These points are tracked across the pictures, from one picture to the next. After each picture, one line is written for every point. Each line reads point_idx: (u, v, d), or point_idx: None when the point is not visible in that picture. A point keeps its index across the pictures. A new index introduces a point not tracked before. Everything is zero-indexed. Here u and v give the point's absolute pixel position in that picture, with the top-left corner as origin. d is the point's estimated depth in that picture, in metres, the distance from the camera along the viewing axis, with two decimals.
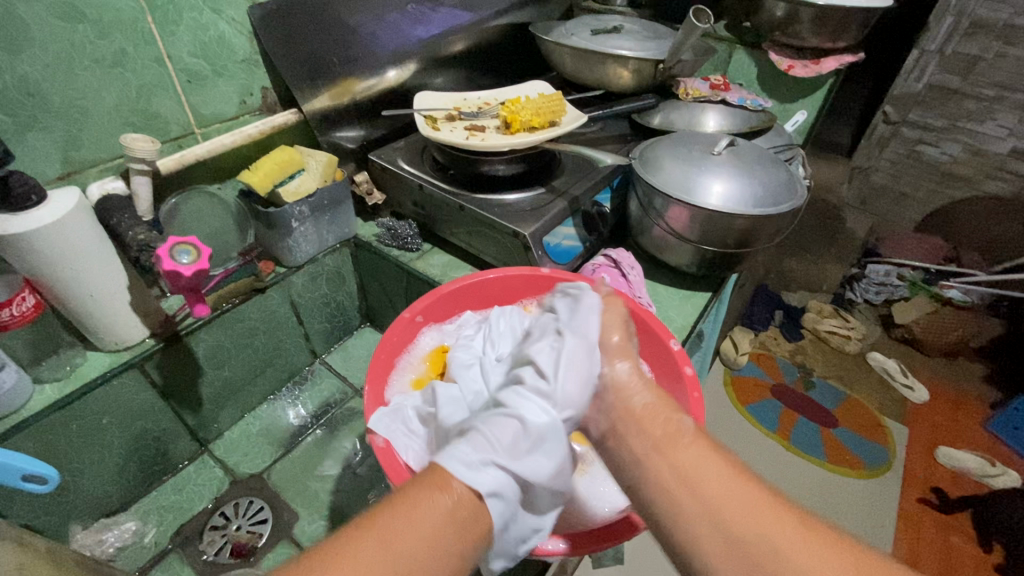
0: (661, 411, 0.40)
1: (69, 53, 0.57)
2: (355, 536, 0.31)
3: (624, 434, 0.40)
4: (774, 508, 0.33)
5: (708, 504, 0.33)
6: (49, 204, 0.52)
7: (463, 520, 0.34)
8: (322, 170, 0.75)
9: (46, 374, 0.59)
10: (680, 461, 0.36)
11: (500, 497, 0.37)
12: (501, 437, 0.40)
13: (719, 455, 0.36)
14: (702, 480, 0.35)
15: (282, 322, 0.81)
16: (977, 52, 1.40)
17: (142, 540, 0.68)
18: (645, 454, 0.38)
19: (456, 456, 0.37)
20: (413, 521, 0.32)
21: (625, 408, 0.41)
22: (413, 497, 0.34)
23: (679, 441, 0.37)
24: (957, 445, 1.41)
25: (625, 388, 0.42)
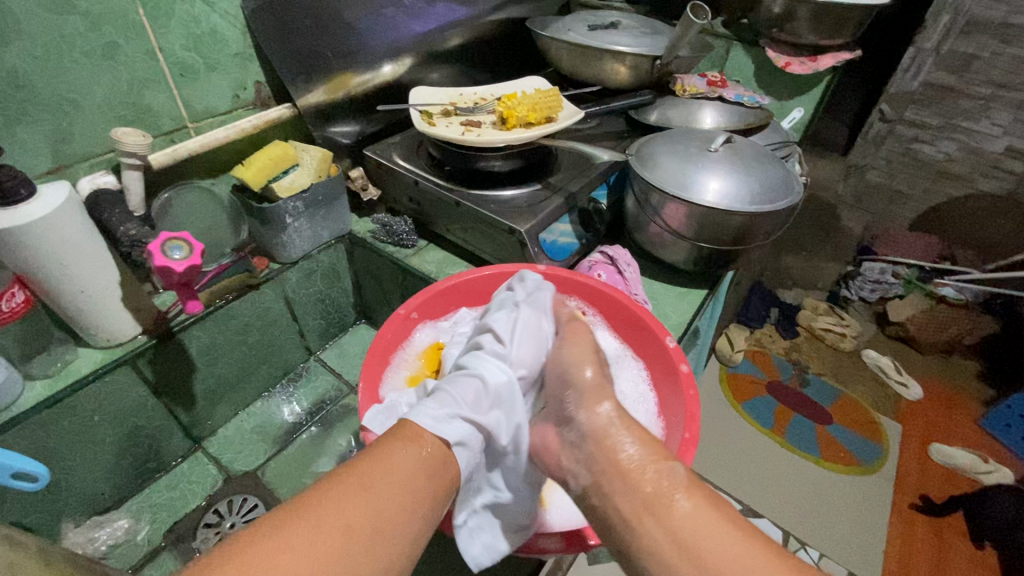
0: (649, 460, 0.39)
1: (59, 45, 0.56)
2: (337, 484, 0.34)
3: (612, 489, 0.39)
4: (770, 561, 0.33)
5: (705, 569, 0.33)
6: (39, 198, 0.51)
7: (432, 467, 0.39)
8: (316, 166, 0.73)
9: (36, 371, 0.59)
10: (673, 523, 0.35)
11: (465, 446, 0.42)
12: (465, 395, 0.45)
13: (710, 507, 0.36)
14: (697, 542, 0.34)
15: (276, 318, 0.80)
16: (974, 50, 1.41)
17: (135, 538, 0.68)
18: (635, 514, 0.37)
19: (425, 414, 0.42)
20: (388, 472, 0.36)
21: (612, 460, 0.40)
22: (389, 451, 0.37)
23: (670, 499, 0.37)
24: (950, 441, 1.42)
25: (611, 435, 0.41)
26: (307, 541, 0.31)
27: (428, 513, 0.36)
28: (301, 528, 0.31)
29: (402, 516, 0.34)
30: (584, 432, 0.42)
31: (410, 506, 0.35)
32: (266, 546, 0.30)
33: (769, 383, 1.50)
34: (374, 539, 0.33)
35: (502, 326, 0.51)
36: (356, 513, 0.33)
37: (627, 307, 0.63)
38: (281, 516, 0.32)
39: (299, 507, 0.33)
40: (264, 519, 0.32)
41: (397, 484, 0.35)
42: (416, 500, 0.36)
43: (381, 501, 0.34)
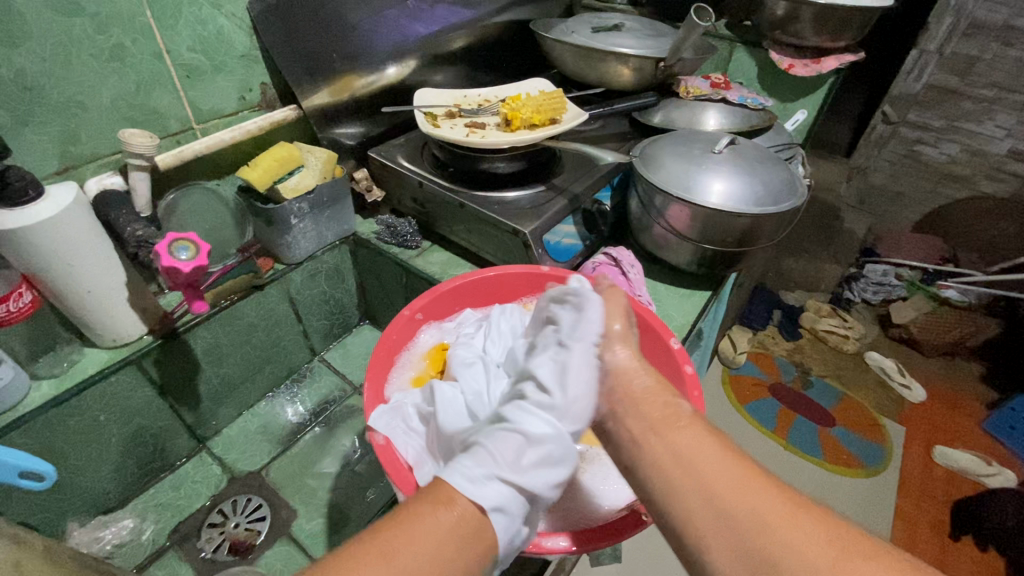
0: (659, 391, 0.38)
1: (67, 47, 0.56)
2: (357, 552, 0.30)
3: (620, 415, 0.38)
4: (774, 487, 0.31)
5: (701, 483, 0.32)
6: (47, 199, 0.51)
7: (465, 537, 0.33)
8: (321, 167, 0.74)
9: (43, 371, 0.59)
10: (674, 440, 0.34)
11: (504, 513, 0.36)
12: (505, 454, 0.38)
13: (716, 437, 0.34)
14: (698, 460, 0.33)
15: (280, 319, 0.81)
16: (977, 53, 1.41)
17: (140, 537, 0.68)
18: (638, 438, 0.36)
19: (458, 475, 0.36)
20: (415, 540, 0.31)
21: (621, 388, 0.39)
22: (416, 515, 0.33)
23: (675, 422, 0.35)
24: (953, 444, 1.41)
25: (622, 372, 0.40)
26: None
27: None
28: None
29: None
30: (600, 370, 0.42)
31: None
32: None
33: (772, 385, 1.50)
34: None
35: (551, 373, 0.42)
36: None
37: (631, 306, 0.64)
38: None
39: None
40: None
41: (424, 555, 0.31)
42: (445, 574, 0.31)
43: (407, 575, 0.30)
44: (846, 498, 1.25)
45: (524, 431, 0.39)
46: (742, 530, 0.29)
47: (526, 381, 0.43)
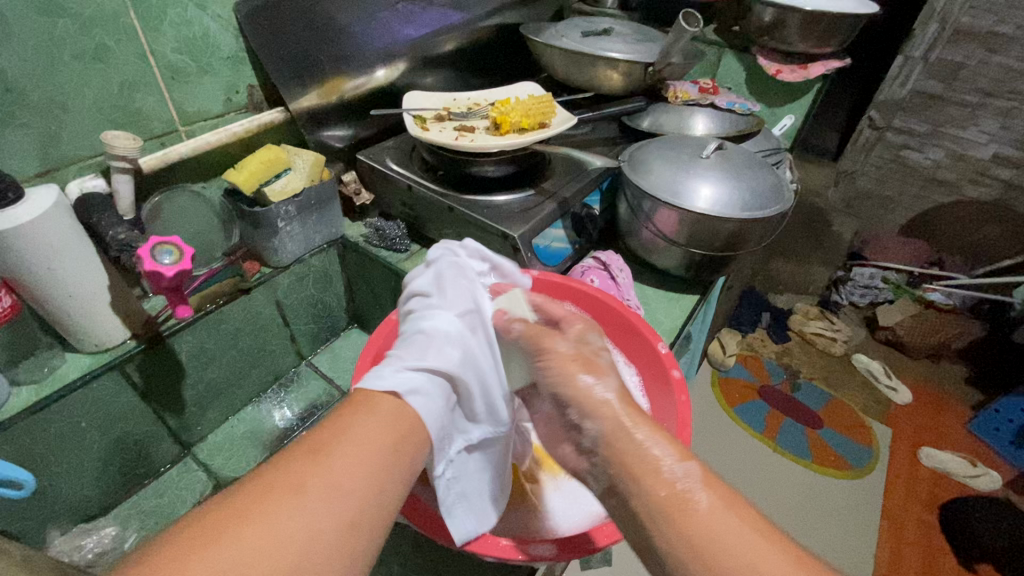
0: (665, 459, 0.37)
1: (49, 48, 0.55)
2: (289, 455, 0.33)
3: (631, 493, 0.36)
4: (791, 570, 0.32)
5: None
6: (27, 202, 0.50)
7: (392, 426, 0.37)
8: (309, 170, 0.74)
9: (23, 377, 0.58)
10: (695, 531, 0.33)
11: (421, 393, 0.40)
12: (410, 349, 0.45)
13: (730, 515, 0.34)
14: (722, 555, 0.32)
15: (267, 322, 0.80)
16: (961, 59, 1.44)
17: (122, 545, 0.67)
18: (652, 523, 0.35)
19: (375, 377, 0.40)
20: (344, 436, 0.35)
21: (628, 455, 0.37)
22: (343, 416, 0.37)
23: (691, 503, 0.34)
24: (939, 445, 1.43)
25: (625, 437, 0.38)
26: (259, 511, 0.30)
27: (394, 472, 0.35)
28: (253, 499, 0.30)
29: (363, 478, 0.33)
30: (595, 435, 0.39)
31: (370, 466, 0.34)
32: (216, 518, 0.29)
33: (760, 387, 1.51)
34: (330, 500, 0.31)
35: (424, 282, 0.51)
36: (310, 476, 0.32)
37: (619, 312, 0.64)
38: (233, 494, 0.31)
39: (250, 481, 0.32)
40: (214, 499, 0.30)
41: (355, 450, 0.34)
42: (375, 457, 0.35)
43: (337, 464, 0.33)
44: (833, 498, 1.27)
45: (420, 327, 0.47)
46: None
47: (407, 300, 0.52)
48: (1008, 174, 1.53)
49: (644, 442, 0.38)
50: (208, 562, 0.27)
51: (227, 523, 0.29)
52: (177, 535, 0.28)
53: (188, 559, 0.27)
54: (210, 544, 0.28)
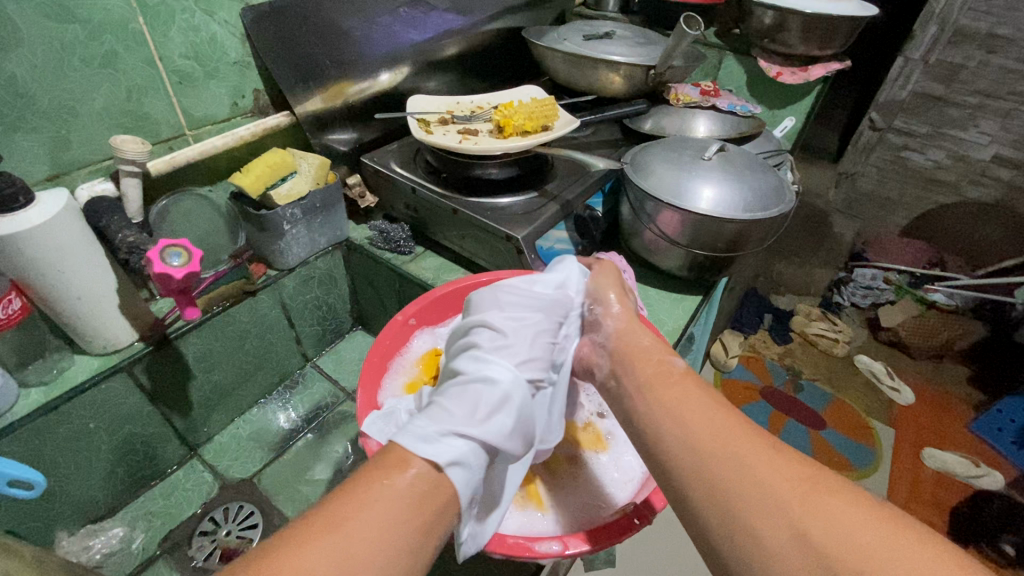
0: (664, 353, 0.45)
1: (59, 54, 0.56)
2: (309, 526, 0.32)
3: (628, 370, 0.44)
4: (750, 431, 0.36)
5: (693, 416, 0.38)
6: (37, 205, 0.51)
7: (424, 498, 0.36)
8: (314, 173, 0.75)
9: (32, 378, 0.59)
10: (666, 391, 0.40)
11: (461, 467, 0.39)
12: (464, 405, 0.43)
13: (703, 388, 0.40)
14: (693, 403, 0.39)
15: (272, 325, 0.80)
16: (961, 60, 1.46)
17: (130, 546, 0.67)
18: (637, 388, 0.42)
19: (420, 440, 0.39)
20: (368, 514, 0.33)
21: (633, 350, 0.46)
22: (369, 483, 0.35)
23: (677, 376, 0.42)
24: (943, 446, 1.43)
25: (631, 342, 0.47)
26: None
27: (411, 554, 0.33)
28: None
29: (377, 562, 0.31)
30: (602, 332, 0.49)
31: (389, 548, 0.32)
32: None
33: (763, 389, 1.51)
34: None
35: (504, 320, 0.49)
36: (321, 557, 0.30)
37: None
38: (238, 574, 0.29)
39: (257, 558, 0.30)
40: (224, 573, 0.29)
41: (372, 529, 0.33)
42: (399, 538, 0.33)
43: (353, 543, 0.31)
44: None
45: (484, 379, 0.45)
46: (726, 459, 0.35)
47: (477, 330, 0.50)
48: (1008, 174, 1.53)
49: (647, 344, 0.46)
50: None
51: None
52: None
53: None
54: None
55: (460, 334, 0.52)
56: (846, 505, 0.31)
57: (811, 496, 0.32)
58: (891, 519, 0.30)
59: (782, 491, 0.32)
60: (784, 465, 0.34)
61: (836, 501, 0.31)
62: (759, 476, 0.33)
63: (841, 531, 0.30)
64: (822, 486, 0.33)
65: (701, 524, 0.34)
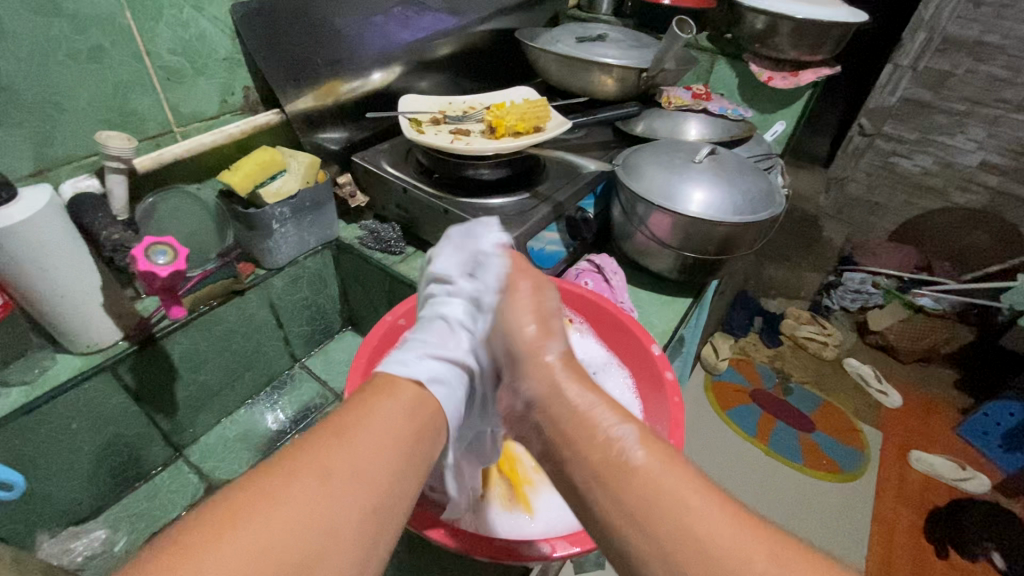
0: (608, 424, 0.36)
1: (44, 48, 0.55)
2: (317, 435, 0.33)
3: (571, 454, 0.36)
4: (741, 527, 0.31)
5: (678, 537, 0.31)
6: (19, 202, 0.50)
7: (421, 414, 0.38)
8: (304, 171, 0.74)
9: (14, 377, 0.58)
10: (630, 490, 0.33)
11: (442, 384, 0.42)
12: (433, 337, 0.46)
13: (665, 468, 0.34)
14: (668, 513, 0.31)
15: (261, 324, 0.79)
16: (949, 68, 1.48)
17: (112, 548, 0.66)
18: (594, 488, 0.34)
19: (401, 364, 0.41)
20: (371, 424, 0.35)
21: (577, 422, 0.37)
22: (367, 401, 0.37)
23: (633, 466, 0.34)
24: (929, 448, 1.44)
25: (569, 407, 0.38)
26: (284, 493, 0.29)
27: (415, 463, 0.35)
28: (275, 483, 0.30)
29: (387, 468, 0.33)
30: (530, 399, 0.41)
31: (393, 453, 0.34)
32: (242, 497, 0.29)
33: (752, 391, 1.52)
34: (353, 487, 0.31)
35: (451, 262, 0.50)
36: (334, 460, 0.32)
37: (613, 313, 0.64)
38: (255, 476, 0.30)
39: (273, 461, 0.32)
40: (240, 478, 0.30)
41: (378, 435, 0.34)
42: (397, 446, 0.34)
43: (362, 449, 0.33)
44: (825, 502, 1.28)
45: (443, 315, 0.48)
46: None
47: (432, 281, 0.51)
48: (995, 180, 1.56)
49: (584, 405, 0.38)
50: (236, 541, 0.27)
51: (250, 505, 0.28)
52: (205, 512, 0.28)
53: (213, 539, 0.27)
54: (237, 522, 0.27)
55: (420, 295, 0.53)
56: None
57: None
58: None
59: None
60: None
61: None
62: None
63: None
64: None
65: None
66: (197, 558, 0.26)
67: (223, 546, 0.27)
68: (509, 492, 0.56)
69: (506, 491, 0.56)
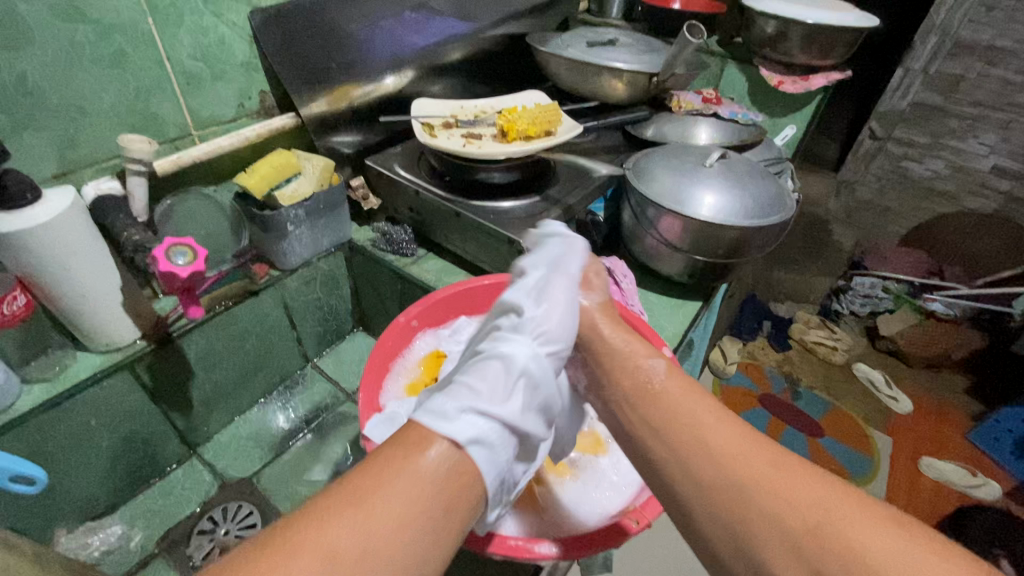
0: (642, 359, 0.47)
1: (69, 53, 0.57)
2: (332, 500, 0.33)
3: (611, 381, 0.47)
4: (745, 436, 0.40)
5: (686, 434, 0.40)
6: (43, 203, 0.51)
7: (454, 482, 0.36)
8: (318, 175, 0.75)
9: (35, 374, 0.59)
10: (653, 402, 0.43)
11: (482, 444, 0.39)
12: (489, 384, 0.43)
13: (685, 391, 0.44)
14: (682, 418, 0.41)
15: (274, 325, 0.81)
16: (961, 72, 1.47)
17: (128, 544, 0.67)
18: (626, 406, 0.45)
19: (441, 416, 0.39)
20: (390, 492, 0.34)
21: (616, 356, 0.48)
22: (390, 462, 0.35)
23: (659, 387, 0.44)
24: (941, 454, 1.43)
25: (612, 346, 0.49)
26: (286, 574, 0.29)
27: (429, 543, 0.33)
28: (281, 559, 0.29)
29: (398, 549, 0.32)
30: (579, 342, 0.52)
31: (408, 529, 0.33)
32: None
33: (761, 396, 1.51)
34: (360, 570, 0.30)
35: (520, 297, 0.49)
36: (343, 541, 0.31)
37: (623, 315, 0.65)
38: (263, 546, 0.30)
39: (280, 533, 0.31)
40: (249, 544, 0.30)
41: (393, 508, 0.33)
42: (417, 523, 0.33)
43: (379, 522, 0.32)
44: None
45: (508, 359, 0.44)
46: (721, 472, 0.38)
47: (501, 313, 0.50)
48: (1008, 185, 1.55)
49: (625, 347, 0.49)
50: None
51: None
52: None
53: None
54: None
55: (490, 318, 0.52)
56: (852, 512, 0.34)
57: (816, 502, 0.35)
58: (879, 518, 0.33)
59: (783, 501, 0.35)
60: (781, 473, 0.36)
61: (841, 507, 0.34)
62: (759, 488, 0.36)
63: (841, 537, 0.32)
64: (822, 493, 0.35)
65: (702, 534, 0.37)
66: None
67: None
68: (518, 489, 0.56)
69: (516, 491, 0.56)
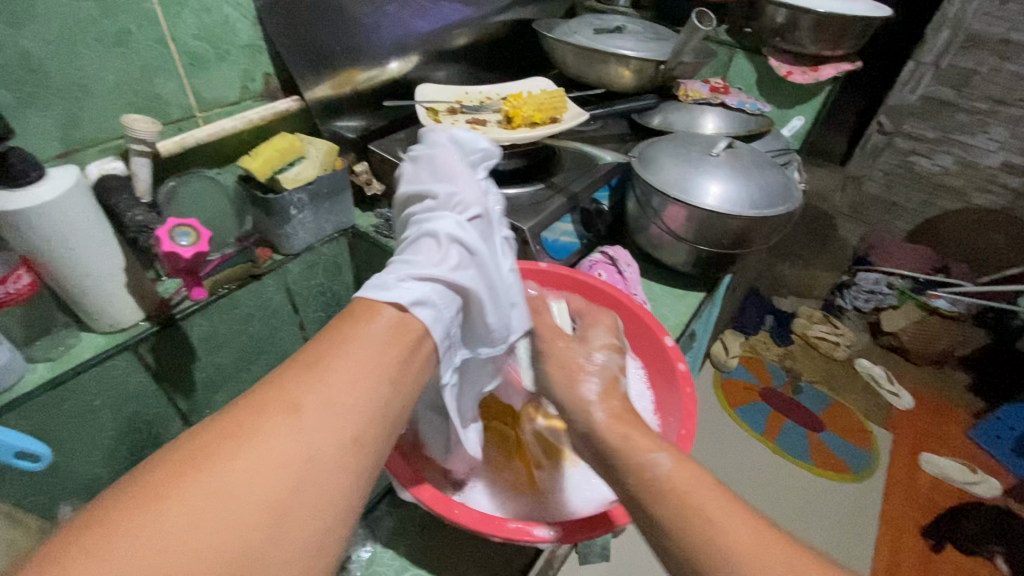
0: (641, 449, 0.38)
1: (72, 31, 0.56)
2: (284, 371, 0.32)
3: (614, 479, 0.39)
4: (773, 542, 0.32)
5: (706, 552, 0.33)
6: (47, 181, 0.51)
7: (403, 342, 0.36)
8: (322, 159, 0.74)
9: (39, 354, 0.60)
10: (665, 511, 0.35)
11: (427, 305, 0.39)
12: (423, 257, 0.43)
13: (697, 485, 0.35)
14: (696, 528, 0.33)
15: (277, 309, 0.81)
16: (973, 65, 1.46)
17: None
18: (635, 508, 0.37)
19: (380, 288, 0.39)
20: (340, 356, 0.33)
21: (614, 446, 0.40)
22: (337, 332, 0.35)
23: (667, 489, 0.36)
24: (941, 451, 1.43)
25: (607, 432, 0.41)
26: (254, 430, 0.28)
27: (395, 393, 0.34)
28: (242, 422, 0.29)
29: (364, 400, 0.32)
30: (576, 427, 0.44)
31: (364, 390, 0.32)
32: (211, 436, 0.28)
33: (762, 389, 1.52)
34: (326, 420, 0.30)
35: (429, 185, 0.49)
36: (308, 394, 0.31)
37: (626, 305, 0.65)
38: (221, 419, 0.29)
39: (241, 399, 0.31)
40: (205, 423, 0.29)
41: (351, 370, 0.33)
42: (372, 380, 0.33)
43: (334, 386, 0.32)
44: (828, 501, 1.27)
45: (436, 234, 0.44)
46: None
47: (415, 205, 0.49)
48: (1017, 182, 1.53)
49: (620, 437, 0.40)
50: (210, 479, 0.26)
51: (217, 447, 0.28)
52: (179, 449, 0.28)
53: (188, 471, 0.26)
54: (206, 465, 0.27)
55: (400, 217, 0.51)
56: None
57: None
58: None
59: None
60: None
61: None
62: None
63: None
64: None
65: None
66: (172, 494, 0.25)
67: (199, 480, 0.26)
68: (521, 474, 0.58)
69: (518, 475, 0.58)
